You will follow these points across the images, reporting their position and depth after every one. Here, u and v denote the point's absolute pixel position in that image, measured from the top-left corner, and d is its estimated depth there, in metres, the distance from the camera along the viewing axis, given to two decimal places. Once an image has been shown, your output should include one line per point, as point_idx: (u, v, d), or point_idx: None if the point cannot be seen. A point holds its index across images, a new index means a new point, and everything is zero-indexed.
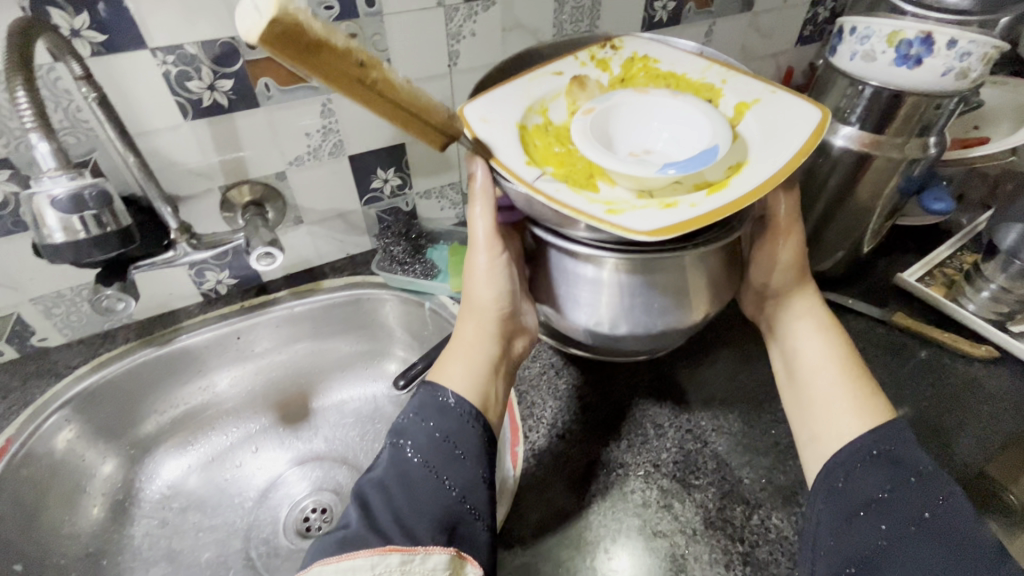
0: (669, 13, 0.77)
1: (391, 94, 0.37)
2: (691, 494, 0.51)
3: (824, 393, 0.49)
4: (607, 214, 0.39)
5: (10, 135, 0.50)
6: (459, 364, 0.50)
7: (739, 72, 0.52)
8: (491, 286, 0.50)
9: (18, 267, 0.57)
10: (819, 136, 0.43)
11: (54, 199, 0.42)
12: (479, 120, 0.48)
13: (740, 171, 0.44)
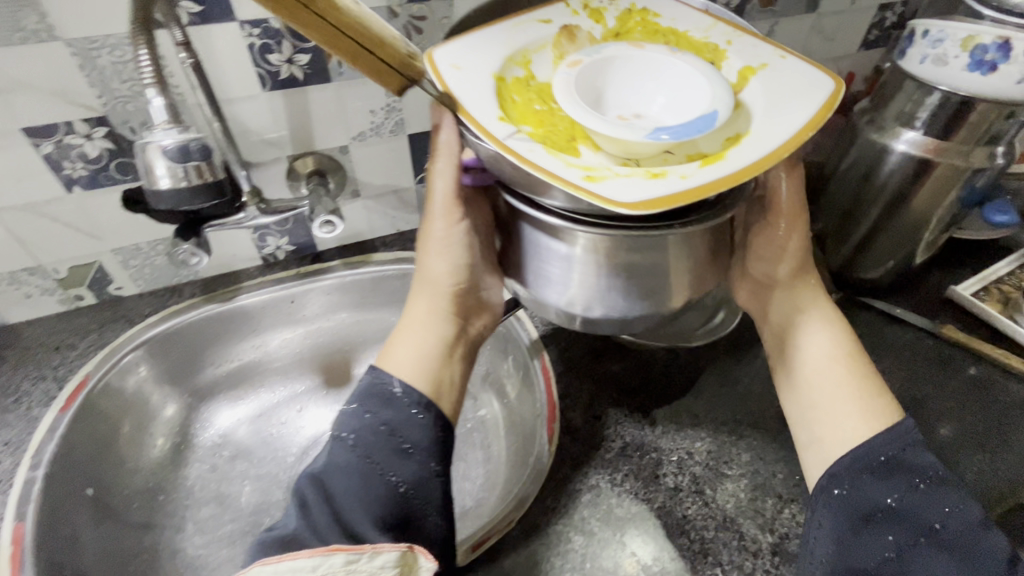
0: (732, 11, 0.77)
1: (340, 21, 0.34)
2: (723, 483, 0.52)
3: (829, 396, 0.49)
4: (586, 181, 0.37)
5: (110, 95, 0.54)
6: (415, 337, 0.52)
7: (744, 34, 0.50)
8: (448, 256, 0.52)
9: (105, 218, 0.62)
10: (831, 108, 0.41)
11: (164, 148, 0.46)
12: (452, 67, 0.45)
13: (740, 141, 0.42)
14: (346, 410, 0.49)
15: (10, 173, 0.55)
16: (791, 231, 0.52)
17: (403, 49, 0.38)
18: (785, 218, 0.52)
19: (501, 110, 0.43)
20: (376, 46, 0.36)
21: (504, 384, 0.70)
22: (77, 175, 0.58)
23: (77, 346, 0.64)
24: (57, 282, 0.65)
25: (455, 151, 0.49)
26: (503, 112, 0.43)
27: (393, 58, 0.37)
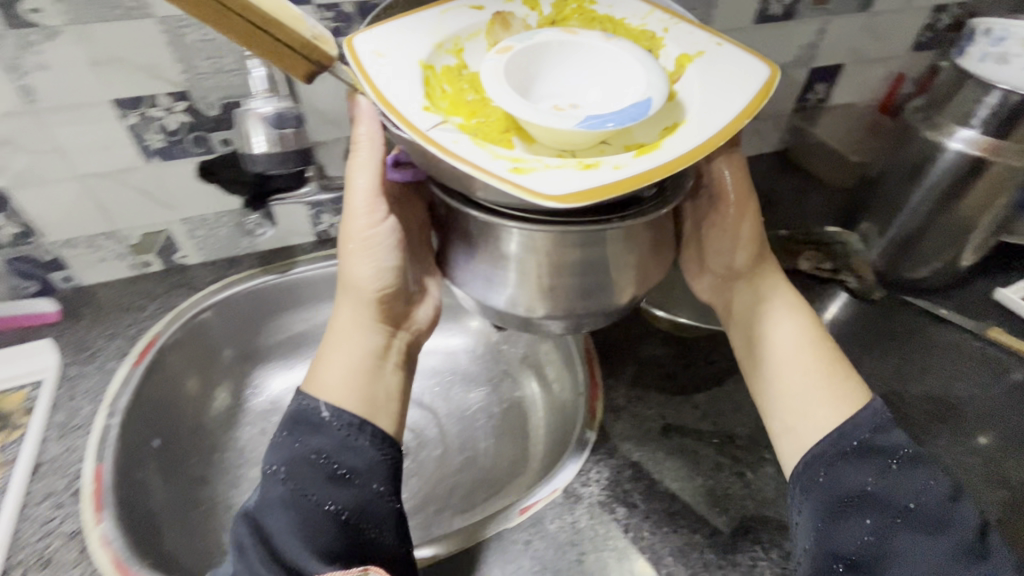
0: (784, 7, 0.77)
1: (263, 23, 0.34)
2: (762, 466, 0.53)
3: (805, 388, 0.49)
4: (513, 175, 0.35)
5: (193, 71, 0.58)
6: (345, 351, 0.49)
7: (681, 20, 0.50)
8: (374, 260, 0.49)
9: (179, 189, 0.66)
10: (765, 98, 0.42)
11: (263, 115, 0.50)
12: (374, 55, 0.43)
13: (675, 130, 0.41)
14: (275, 443, 0.46)
15: (97, 142, 0.59)
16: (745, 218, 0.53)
17: (308, 32, 0.36)
18: (734, 205, 0.53)
19: (427, 100, 0.42)
20: (274, 26, 0.34)
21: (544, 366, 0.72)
22: (157, 147, 0.62)
23: (145, 308, 0.68)
24: (130, 248, 0.69)
25: (378, 145, 0.47)
26: (430, 102, 0.42)
27: (293, 40, 0.35)
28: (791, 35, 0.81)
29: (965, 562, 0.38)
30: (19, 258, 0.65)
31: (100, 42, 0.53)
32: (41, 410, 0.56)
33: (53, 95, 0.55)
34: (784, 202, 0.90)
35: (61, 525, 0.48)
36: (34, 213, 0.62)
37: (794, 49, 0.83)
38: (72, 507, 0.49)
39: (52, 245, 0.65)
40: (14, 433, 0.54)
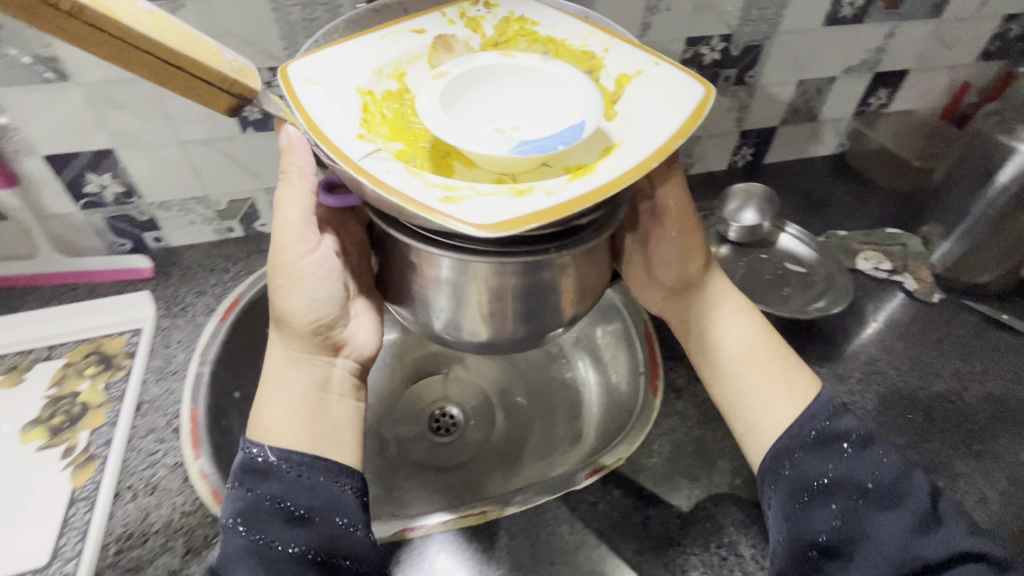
0: (855, 11, 0.78)
1: (188, 69, 0.39)
2: None
3: (757, 386, 0.50)
4: (444, 206, 0.37)
5: (294, 49, 0.62)
6: (289, 387, 0.47)
7: (619, 41, 0.53)
8: (308, 291, 0.47)
9: (267, 160, 0.70)
10: (701, 116, 0.44)
11: None
12: (309, 84, 0.46)
13: (609, 152, 0.43)
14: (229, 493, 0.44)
15: (201, 112, 0.64)
16: (689, 242, 0.54)
17: (225, 64, 0.40)
18: (675, 223, 0.53)
19: (364, 129, 0.45)
20: (195, 67, 0.39)
21: (605, 357, 0.70)
22: (253, 118, 0.66)
23: (228, 271, 0.72)
24: (216, 213, 0.74)
25: (308, 173, 0.47)
26: (368, 131, 0.45)
27: (215, 77, 0.40)
28: (859, 38, 0.82)
29: (915, 534, 0.41)
30: (119, 217, 0.70)
31: (216, 16, 0.57)
32: (141, 354, 0.60)
33: None
34: (839, 204, 0.91)
35: (164, 458, 0.52)
36: (137, 175, 0.66)
37: (859, 53, 0.84)
38: (173, 442, 0.53)
39: (149, 206, 0.70)
40: (117, 373, 0.59)
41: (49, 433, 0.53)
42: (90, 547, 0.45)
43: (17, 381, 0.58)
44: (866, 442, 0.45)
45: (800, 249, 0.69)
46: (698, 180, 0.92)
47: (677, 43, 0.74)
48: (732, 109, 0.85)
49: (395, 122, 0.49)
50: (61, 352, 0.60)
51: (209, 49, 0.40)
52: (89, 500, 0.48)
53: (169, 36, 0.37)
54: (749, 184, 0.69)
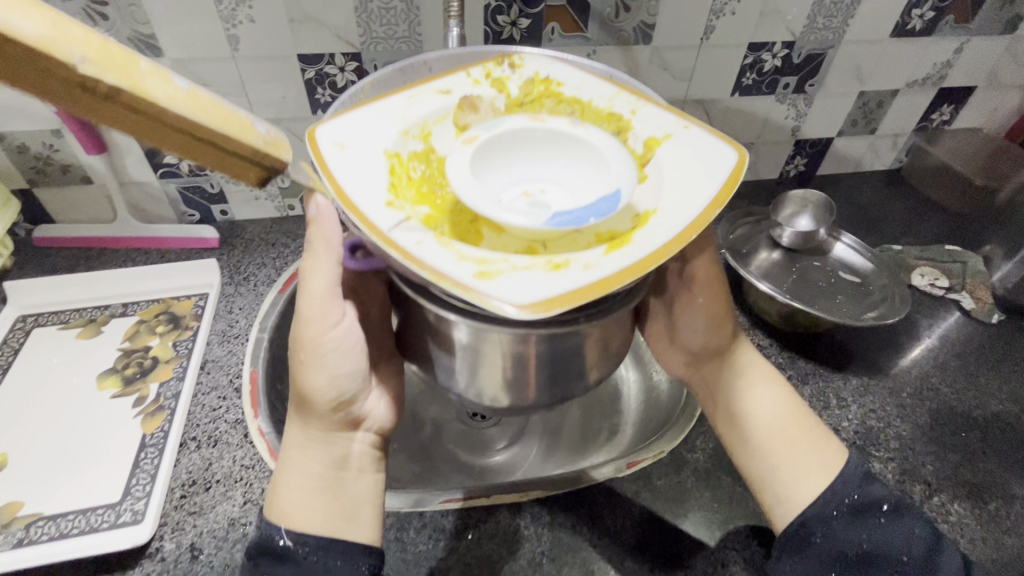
0: (924, 23, 0.77)
1: (220, 142, 0.32)
2: (870, 461, 0.54)
3: (790, 457, 0.46)
4: (477, 280, 0.35)
5: (368, 35, 0.64)
6: (308, 463, 0.44)
7: (647, 102, 0.51)
8: (330, 367, 0.44)
9: None
10: (737, 182, 0.42)
11: None
12: (338, 149, 0.44)
13: (644, 220, 0.41)
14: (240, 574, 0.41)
15: (278, 93, 0.67)
16: (714, 309, 0.51)
17: (258, 138, 0.33)
18: (701, 291, 0.51)
19: (393, 194, 0.43)
20: (228, 142, 0.32)
21: (647, 356, 0.69)
22: (323, 101, 0.69)
23: (288, 245, 0.76)
24: (280, 190, 0.77)
25: (335, 244, 0.43)
26: (397, 195, 0.43)
27: (247, 151, 0.33)
28: (925, 52, 0.80)
29: None
30: (191, 188, 0.74)
31: (300, 2, 0.60)
32: (206, 317, 0.64)
33: (253, 45, 0.63)
34: (894, 219, 0.89)
35: (226, 414, 0.55)
36: None
37: (926, 67, 0.82)
38: (234, 400, 0.56)
39: (220, 179, 0.74)
40: (185, 332, 0.62)
41: (122, 383, 0.57)
42: (158, 488, 0.48)
43: (95, 333, 0.62)
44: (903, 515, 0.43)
45: (855, 259, 0.68)
46: (747, 187, 0.91)
47: (740, 47, 0.74)
48: (789, 118, 0.84)
49: (421, 184, 0.47)
50: (135, 309, 0.64)
51: (241, 120, 0.33)
52: (157, 447, 0.51)
53: (203, 115, 0.31)
54: (807, 191, 0.70)
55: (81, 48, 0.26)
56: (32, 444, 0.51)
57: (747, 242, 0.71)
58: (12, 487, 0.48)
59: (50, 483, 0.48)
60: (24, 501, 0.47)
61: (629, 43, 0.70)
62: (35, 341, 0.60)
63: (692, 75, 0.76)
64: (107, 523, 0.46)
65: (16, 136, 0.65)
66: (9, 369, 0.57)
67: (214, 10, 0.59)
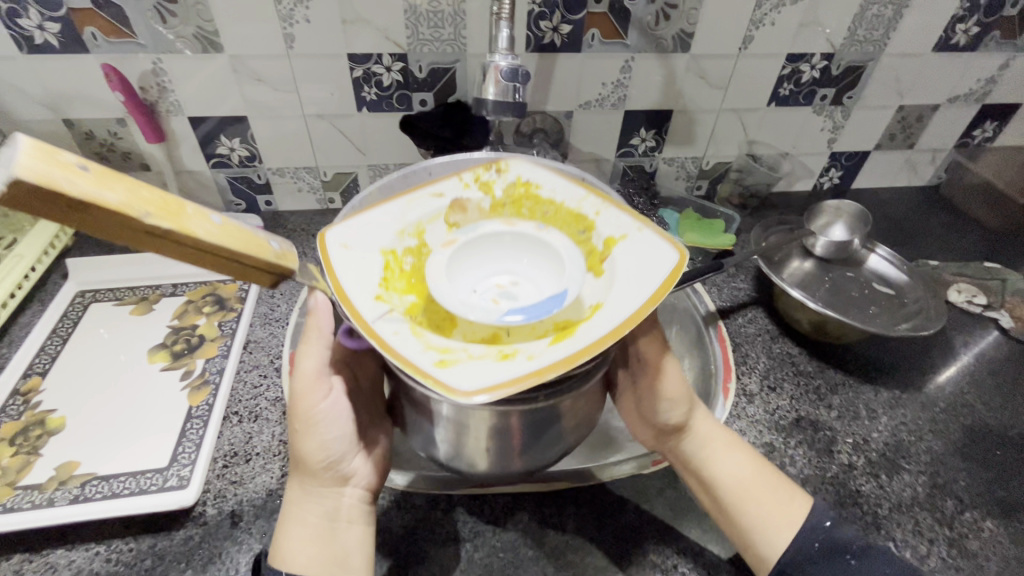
0: (969, 38, 0.76)
1: (247, 259, 0.34)
2: (900, 473, 0.53)
3: (760, 518, 0.45)
4: (435, 369, 0.38)
5: (415, 37, 0.67)
6: (307, 515, 0.44)
7: (611, 204, 0.52)
8: (320, 431, 0.45)
9: (375, 137, 0.76)
10: (674, 281, 0.43)
11: (500, 69, 0.55)
12: (342, 251, 0.47)
13: (595, 315, 0.43)
14: None
15: (327, 90, 0.70)
16: (676, 381, 0.49)
17: (273, 253, 0.36)
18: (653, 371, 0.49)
19: (380, 290, 0.46)
20: (253, 259, 0.35)
21: None
22: (369, 99, 0.72)
23: None
24: (323, 184, 0.80)
25: (326, 333, 0.46)
26: (385, 289, 0.46)
27: (266, 265, 0.36)
28: (970, 66, 0.79)
29: None
30: (240, 178, 0.78)
31: (353, 4, 0.63)
32: (250, 300, 0.67)
33: (307, 43, 0.66)
34: (931, 234, 0.88)
35: (266, 391, 0.57)
36: (262, 141, 0.74)
37: (969, 82, 0.81)
38: (274, 378, 0.59)
39: (267, 170, 0.78)
40: (230, 313, 0.65)
41: (171, 357, 0.60)
42: (203, 457, 0.50)
43: (147, 310, 0.65)
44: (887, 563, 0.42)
45: (890, 272, 0.68)
46: (780, 198, 0.91)
47: (778, 58, 0.74)
48: (825, 130, 0.84)
49: (412, 276, 0.49)
50: (184, 290, 0.68)
51: (257, 239, 0.36)
52: (203, 418, 0.54)
53: (234, 241, 0.33)
54: (841, 201, 0.70)
55: (145, 204, 0.29)
56: (88, 410, 0.54)
57: (779, 251, 0.71)
58: (71, 448, 0.51)
59: (104, 446, 0.51)
60: (80, 461, 0.50)
61: (667, 50, 0.71)
62: (92, 315, 0.64)
63: (729, 84, 0.76)
64: (155, 486, 0.48)
65: (83, 123, 0.69)
66: (68, 339, 0.61)
67: (274, 9, 0.63)
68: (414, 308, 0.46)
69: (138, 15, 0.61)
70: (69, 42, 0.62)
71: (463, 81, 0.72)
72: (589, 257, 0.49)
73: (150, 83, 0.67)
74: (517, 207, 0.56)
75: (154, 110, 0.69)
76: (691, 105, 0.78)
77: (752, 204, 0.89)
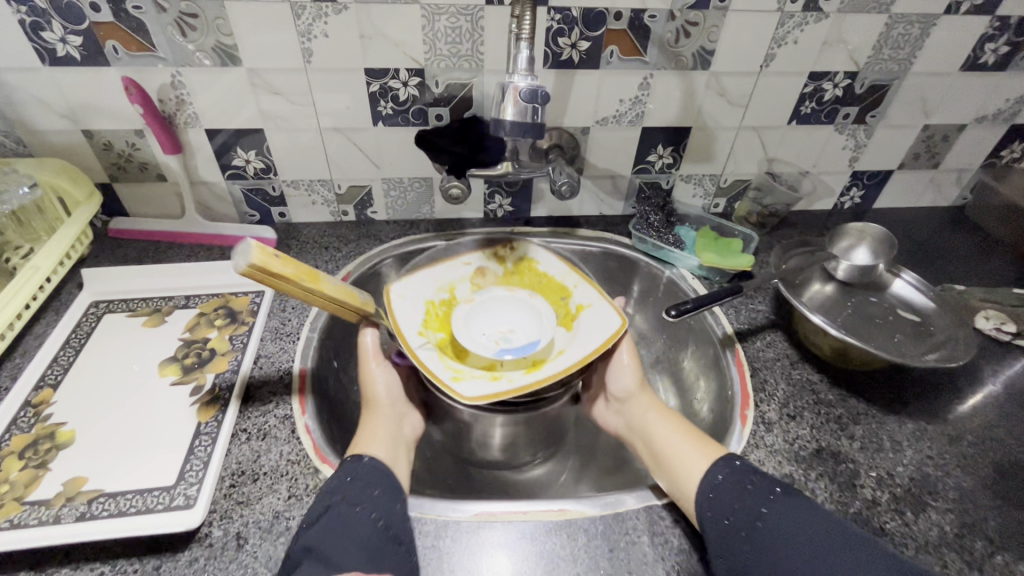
0: (998, 57, 0.74)
1: (350, 303, 0.53)
2: (926, 511, 0.51)
3: (682, 459, 0.52)
4: (450, 381, 0.56)
5: (433, 53, 0.67)
6: (381, 436, 0.54)
7: (588, 280, 0.67)
8: (389, 379, 0.58)
9: (389, 151, 0.75)
10: (615, 339, 0.59)
11: (519, 89, 0.54)
12: (398, 298, 0.63)
13: (559, 356, 0.60)
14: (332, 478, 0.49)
15: (343, 103, 0.70)
16: (633, 364, 0.62)
17: (363, 298, 0.55)
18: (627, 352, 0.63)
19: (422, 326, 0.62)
20: (354, 302, 0.54)
21: (689, 383, 0.70)
22: (385, 113, 0.71)
23: (340, 250, 0.78)
24: (336, 196, 0.80)
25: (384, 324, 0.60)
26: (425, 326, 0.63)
27: (359, 306, 0.54)
28: (998, 86, 0.77)
29: (815, 532, 0.42)
30: (255, 190, 0.78)
31: (373, 19, 0.63)
32: (262, 314, 0.66)
33: (325, 58, 0.66)
34: (957, 257, 0.85)
35: (275, 408, 0.57)
36: (277, 153, 0.74)
37: (997, 102, 0.79)
38: (284, 395, 0.58)
39: (282, 183, 0.78)
40: (241, 327, 0.65)
41: (181, 371, 0.60)
42: (210, 476, 0.50)
43: (160, 322, 0.65)
44: (784, 495, 0.45)
45: (916, 299, 0.66)
46: (799, 217, 0.90)
47: (801, 76, 0.73)
48: (847, 148, 0.82)
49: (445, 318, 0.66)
50: (196, 302, 0.68)
51: (352, 291, 0.55)
52: (211, 435, 0.53)
53: (344, 292, 0.53)
54: (865, 222, 0.67)
55: (303, 275, 0.48)
56: (98, 424, 0.54)
57: (800, 275, 0.70)
58: (79, 462, 0.50)
59: (113, 462, 0.51)
60: (87, 477, 0.49)
61: (687, 67, 0.70)
62: (104, 327, 0.64)
63: (749, 101, 0.75)
64: (161, 505, 0.48)
65: (102, 134, 0.70)
66: (80, 351, 0.61)
67: (293, 23, 0.63)
68: (442, 341, 0.62)
69: (158, 28, 0.62)
70: (90, 55, 0.63)
71: (480, 96, 0.72)
72: (563, 315, 0.65)
73: (168, 96, 0.67)
74: (521, 278, 0.70)
75: (172, 122, 0.69)
76: (710, 122, 0.77)
77: (770, 223, 0.87)
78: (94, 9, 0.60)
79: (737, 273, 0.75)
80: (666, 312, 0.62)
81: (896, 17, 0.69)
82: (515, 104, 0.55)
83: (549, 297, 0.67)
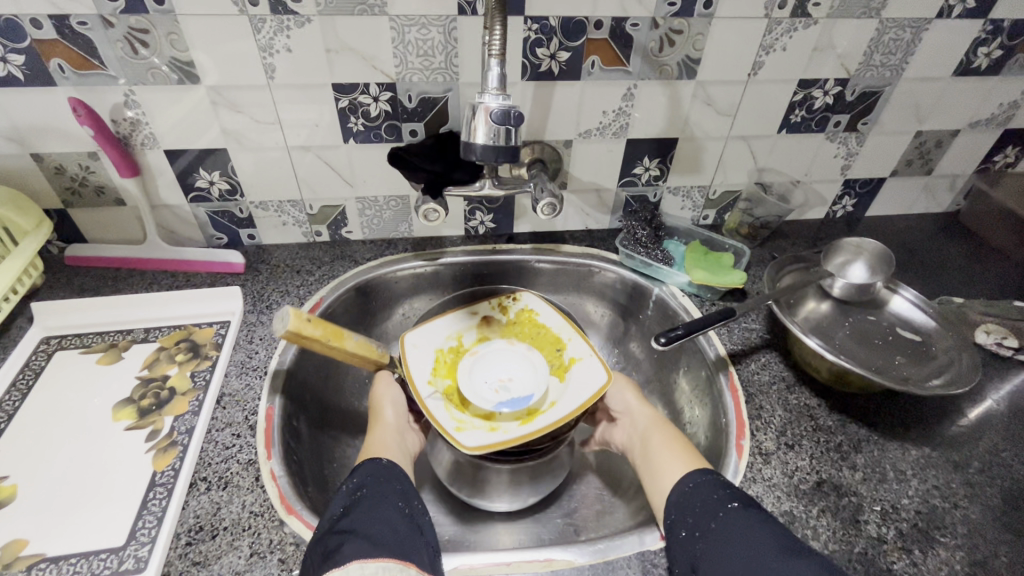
0: (990, 62, 0.72)
1: (370, 355, 0.59)
2: (935, 547, 0.48)
3: (662, 463, 0.52)
4: (451, 430, 0.57)
5: (404, 67, 0.63)
6: (389, 446, 0.55)
7: (581, 334, 0.67)
8: (395, 400, 0.60)
9: (361, 170, 0.72)
10: (600, 396, 0.59)
11: (491, 111, 0.51)
12: (411, 346, 0.65)
13: (553, 408, 0.60)
14: (354, 471, 0.49)
15: (310, 120, 0.66)
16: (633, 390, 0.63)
17: (380, 350, 0.61)
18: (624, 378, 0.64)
19: (433, 375, 0.63)
20: (372, 355, 0.60)
21: (682, 407, 0.67)
22: (356, 130, 0.67)
23: (313, 273, 0.74)
24: (308, 217, 0.76)
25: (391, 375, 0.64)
26: (435, 375, 0.64)
27: (377, 356, 0.60)
28: (991, 91, 0.75)
29: (766, 532, 0.41)
30: (221, 212, 0.74)
31: (338, 32, 0.59)
32: (227, 347, 0.62)
33: (288, 74, 0.62)
34: (953, 266, 0.83)
35: (238, 453, 0.52)
36: (243, 173, 0.70)
37: (990, 107, 0.77)
38: (248, 438, 0.54)
39: (249, 204, 0.73)
40: (204, 363, 0.61)
41: (137, 415, 0.56)
42: (164, 534, 0.46)
43: (116, 359, 0.61)
44: (740, 506, 0.43)
45: (917, 316, 0.64)
46: (791, 227, 0.87)
47: (789, 84, 0.70)
48: (838, 157, 0.80)
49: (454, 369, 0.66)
50: (157, 335, 0.64)
51: (372, 345, 0.61)
52: (166, 487, 0.49)
53: (365, 347, 0.59)
54: (860, 239, 0.65)
55: (329, 334, 0.55)
56: (42, 477, 0.50)
57: (794, 294, 0.68)
58: (17, 523, 0.46)
59: (57, 522, 0.46)
60: (27, 540, 0.45)
61: (672, 77, 0.67)
62: (55, 366, 0.60)
63: (737, 111, 0.72)
64: (109, 570, 0.44)
65: (52, 157, 0.65)
66: (28, 394, 0.57)
67: (252, 38, 0.59)
68: (449, 389, 0.63)
69: (108, 47, 0.58)
70: (34, 75, 0.58)
71: (455, 110, 0.68)
72: (556, 366, 0.65)
73: (121, 116, 0.63)
74: (521, 329, 0.70)
75: (127, 144, 0.65)
76: (698, 133, 0.74)
77: (761, 235, 0.84)
78: (36, 26, 0.55)
79: (729, 290, 0.72)
80: (656, 339, 0.59)
81: (886, 23, 0.66)
82: (487, 125, 0.52)
83: (544, 349, 0.67)
